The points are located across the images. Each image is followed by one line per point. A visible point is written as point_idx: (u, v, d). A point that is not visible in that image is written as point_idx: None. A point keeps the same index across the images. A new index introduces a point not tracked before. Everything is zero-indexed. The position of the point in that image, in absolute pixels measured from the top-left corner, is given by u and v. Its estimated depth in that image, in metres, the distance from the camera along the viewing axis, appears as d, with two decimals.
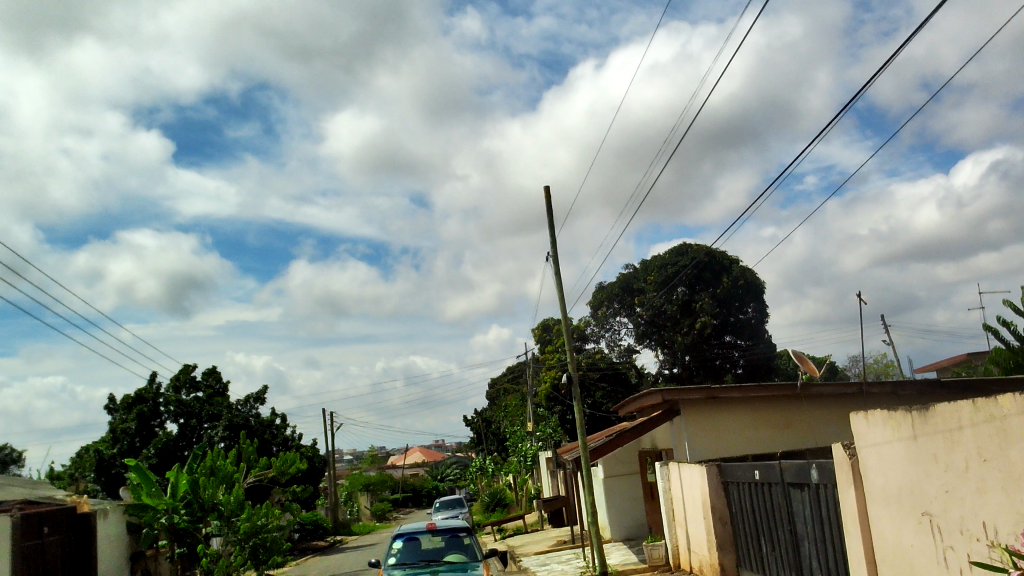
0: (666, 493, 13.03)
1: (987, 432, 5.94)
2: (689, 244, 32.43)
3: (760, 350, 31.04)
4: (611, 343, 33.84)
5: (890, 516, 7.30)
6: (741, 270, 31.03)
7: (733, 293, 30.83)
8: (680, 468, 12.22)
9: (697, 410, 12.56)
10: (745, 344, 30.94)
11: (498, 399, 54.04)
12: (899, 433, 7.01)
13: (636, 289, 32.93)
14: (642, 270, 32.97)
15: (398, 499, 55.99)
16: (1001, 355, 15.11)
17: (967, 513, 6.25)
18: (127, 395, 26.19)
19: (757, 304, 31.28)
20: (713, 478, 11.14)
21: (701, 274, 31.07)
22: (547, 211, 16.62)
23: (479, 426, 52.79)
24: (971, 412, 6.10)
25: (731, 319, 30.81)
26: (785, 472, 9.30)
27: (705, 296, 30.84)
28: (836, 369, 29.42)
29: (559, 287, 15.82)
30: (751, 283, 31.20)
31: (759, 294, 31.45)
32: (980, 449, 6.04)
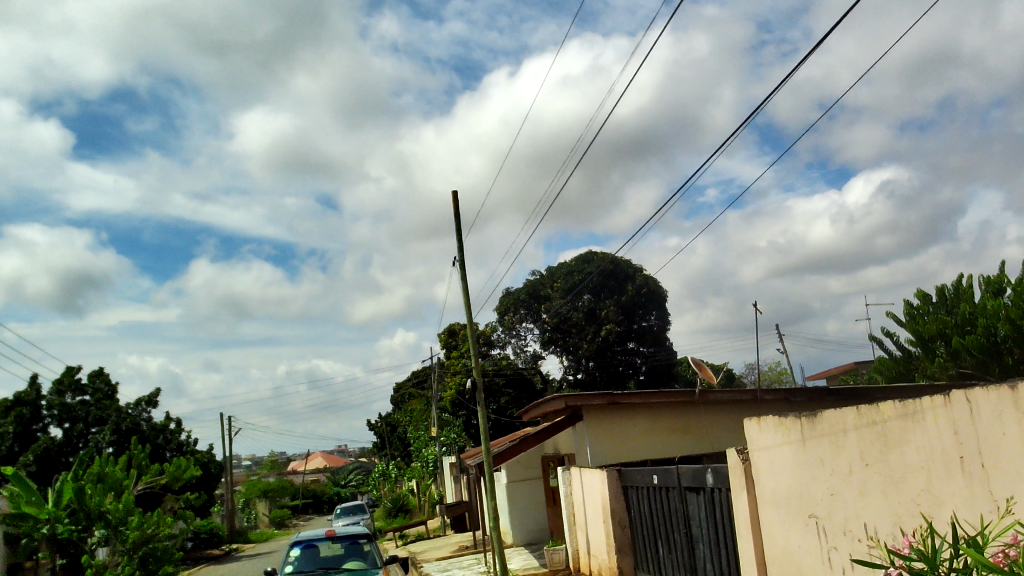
0: (567, 498, 13.15)
1: (870, 437, 6.22)
2: (596, 253, 33.15)
3: (662, 357, 31.80)
4: (517, 349, 34.00)
5: (778, 516, 7.55)
6: (645, 278, 31.93)
7: (636, 302, 31.69)
8: (582, 473, 12.36)
9: (599, 415, 12.75)
10: (648, 351, 31.72)
11: (403, 403, 53.70)
12: (789, 438, 7.28)
13: (542, 296, 33.15)
14: (549, 277, 33.32)
15: (298, 505, 54.83)
16: (885, 364, 15.87)
17: (851, 515, 6.52)
18: (3, 398, 24.78)
19: (659, 312, 32.27)
20: (613, 483, 11.31)
21: (606, 282, 31.70)
22: (455, 217, 16.59)
23: (383, 431, 52.44)
24: (855, 417, 6.39)
25: (634, 326, 31.65)
26: (681, 476, 9.52)
27: (610, 304, 31.45)
28: (732, 376, 30.39)
29: (466, 292, 15.79)
30: (653, 291, 32.13)
31: (661, 302, 32.36)
32: (863, 454, 6.31)
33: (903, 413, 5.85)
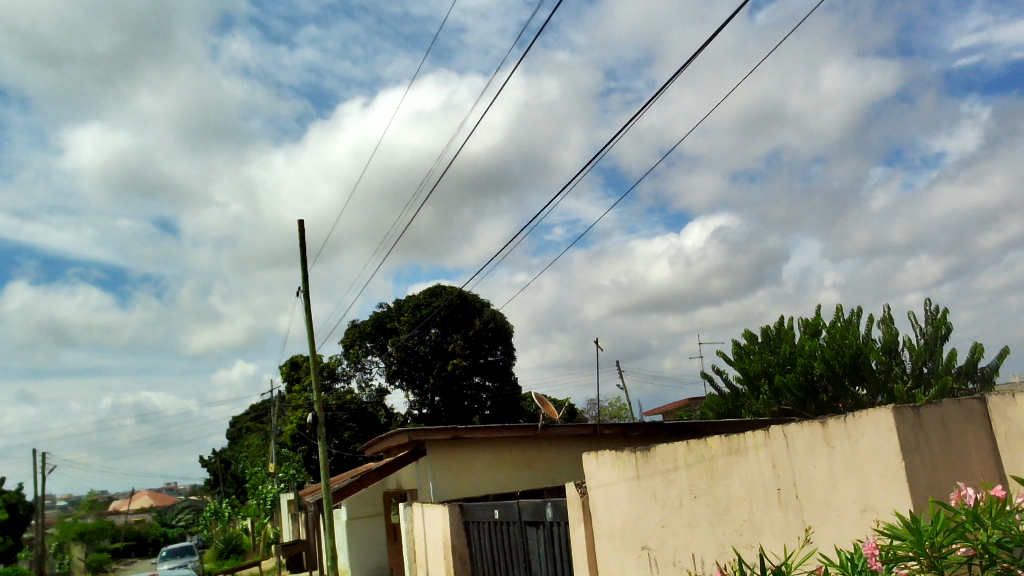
0: (408, 534, 12.93)
1: (699, 471, 6.51)
2: (444, 286, 33.29)
3: (506, 392, 32.19)
4: (362, 382, 33.39)
5: (613, 548, 7.73)
6: (492, 313, 32.48)
7: (483, 336, 32.02)
8: (423, 508, 12.22)
9: (442, 450, 12.69)
10: (493, 386, 32.04)
11: (239, 439, 51.51)
12: (624, 472, 7.51)
13: (389, 328, 32.77)
14: (396, 310, 33.06)
15: (118, 548, 51.12)
16: (714, 401, 16.71)
17: (680, 546, 6.77)
18: None
19: (505, 346, 32.72)
20: (454, 519, 11.24)
21: (453, 315, 31.85)
22: (300, 245, 16.22)
23: (216, 469, 50.02)
24: (685, 451, 6.68)
25: (480, 360, 31.90)
26: (522, 510, 9.58)
27: (457, 338, 31.58)
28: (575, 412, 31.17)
29: (308, 323, 15.40)
30: (500, 326, 32.65)
31: (507, 337, 32.91)
32: (693, 486, 6.59)
33: (729, 448, 6.17)
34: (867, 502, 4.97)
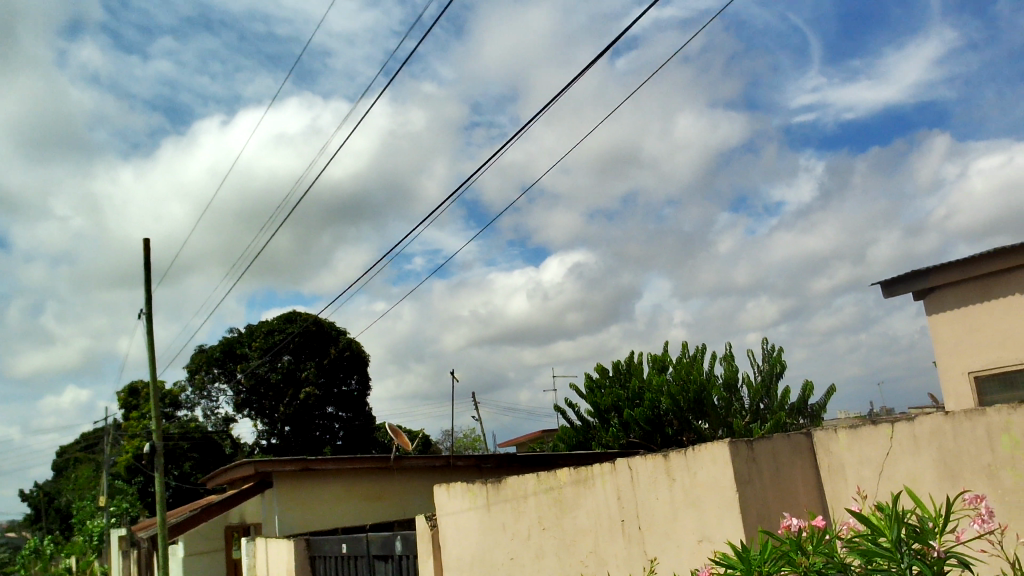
0: (250, 571, 12.37)
1: (548, 501, 6.59)
2: (299, 313, 32.50)
3: (360, 423, 31.59)
4: (207, 410, 31.90)
5: None
6: (348, 341, 31.92)
7: (338, 364, 31.38)
8: (267, 543, 11.74)
9: (290, 481, 12.27)
10: (346, 416, 31.36)
11: (66, 470, 47.97)
12: (475, 504, 7.49)
13: (238, 355, 31.51)
14: (248, 335, 31.91)
15: None
16: (566, 434, 17.01)
17: None
18: None
19: (360, 376, 32.17)
20: (300, 554, 10.84)
21: (308, 343, 31.09)
22: (145, 265, 15.40)
23: (39, 502, 46.34)
24: (535, 482, 6.75)
25: (333, 389, 31.18)
26: (370, 544, 9.35)
27: (311, 366, 30.78)
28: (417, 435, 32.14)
29: (150, 348, 14.59)
30: (356, 355, 32.09)
31: (362, 366, 32.36)
32: (541, 518, 6.66)
33: (577, 479, 6.29)
34: (704, 533, 5.17)
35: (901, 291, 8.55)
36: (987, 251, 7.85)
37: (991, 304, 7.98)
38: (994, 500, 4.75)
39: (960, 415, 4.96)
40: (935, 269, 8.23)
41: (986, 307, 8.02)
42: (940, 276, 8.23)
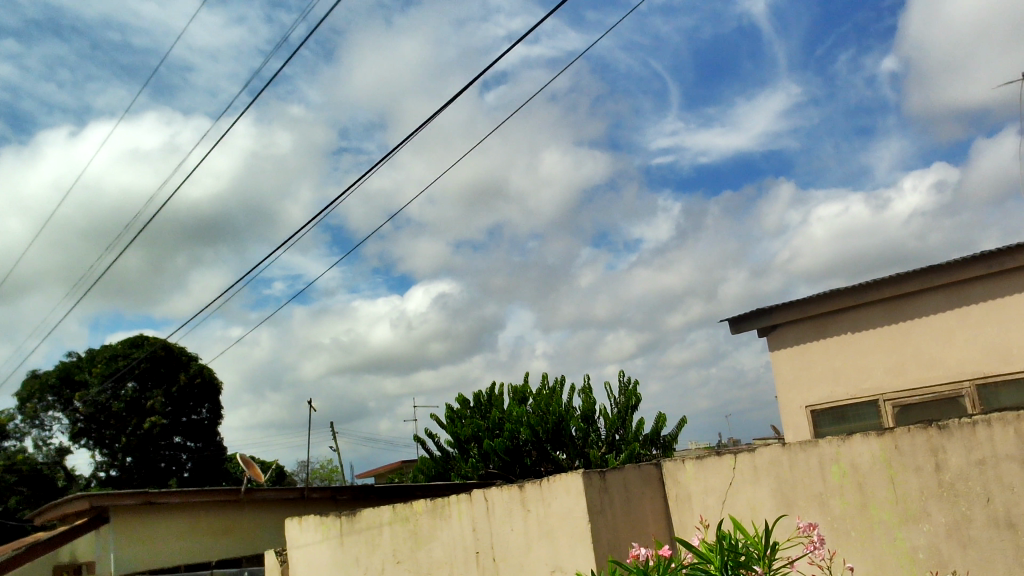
0: None
1: (403, 533, 6.48)
2: (146, 337, 30.91)
3: (209, 453, 30.18)
4: (38, 441, 29.63)
5: None
6: (199, 368, 30.58)
7: (187, 392, 29.98)
8: None
9: (130, 516, 11.53)
10: (194, 446, 29.88)
11: None
12: (328, 537, 7.27)
13: (77, 381, 29.54)
14: (88, 360, 30.01)
15: None
16: (425, 464, 16.81)
17: None
18: None
19: (212, 404, 30.81)
20: None
21: (155, 369, 29.59)
22: None
23: None
24: (391, 514, 6.63)
25: (181, 418, 29.70)
26: None
27: (157, 393, 29.25)
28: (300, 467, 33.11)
29: None
30: (207, 382, 30.74)
31: (214, 394, 31.01)
32: (395, 551, 6.53)
33: (433, 510, 6.22)
34: (556, 563, 5.21)
35: (747, 328, 8.98)
36: (823, 293, 8.39)
37: (826, 342, 8.53)
38: (825, 528, 5.03)
39: (797, 447, 5.23)
40: (777, 308, 8.70)
41: (822, 344, 8.56)
42: (781, 314, 8.72)
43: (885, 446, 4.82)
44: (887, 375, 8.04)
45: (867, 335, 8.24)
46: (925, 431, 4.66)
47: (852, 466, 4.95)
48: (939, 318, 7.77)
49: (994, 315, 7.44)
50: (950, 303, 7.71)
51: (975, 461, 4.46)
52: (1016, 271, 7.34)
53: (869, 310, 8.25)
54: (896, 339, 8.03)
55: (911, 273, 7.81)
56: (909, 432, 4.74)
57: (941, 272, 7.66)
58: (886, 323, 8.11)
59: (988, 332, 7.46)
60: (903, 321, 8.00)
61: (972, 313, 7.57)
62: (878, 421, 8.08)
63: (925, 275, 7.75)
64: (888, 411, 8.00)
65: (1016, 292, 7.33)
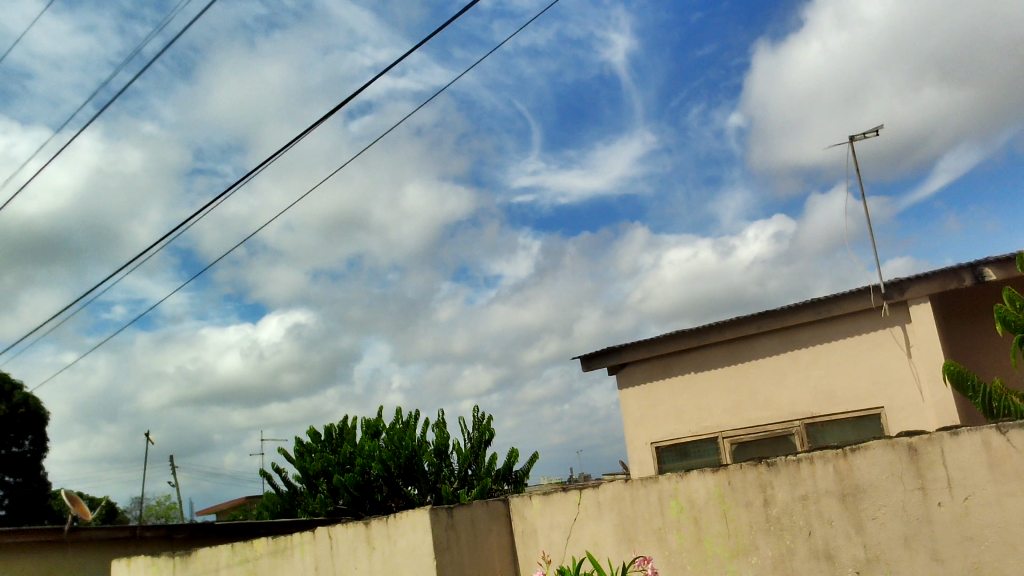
0: None
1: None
2: None
3: (30, 489, 27.86)
4: None
5: None
6: (24, 397, 28.20)
7: (9, 423, 27.58)
8: None
9: None
10: (14, 482, 27.51)
11: None
12: None
13: None
14: None
15: None
16: (271, 501, 16.17)
17: None
18: None
19: (37, 436, 28.46)
20: None
21: None
22: None
23: None
24: (229, 554, 6.34)
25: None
26: None
27: None
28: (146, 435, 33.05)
29: None
30: (32, 413, 28.31)
31: (40, 425, 28.65)
32: None
33: (274, 549, 5.98)
34: None
35: (597, 365, 9.22)
36: (668, 333, 8.72)
37: (671, 381, 8.88)
38: (662, 562, 5.19)
39: (637, 482, 5.38)
40: (625, 347, 8.97)
41: (667, 382, 8.90)
42: (629, 353, 9.00)
43: (719, 481, 5.03)
44: (725, 413, 8.45)
45: (708, 375, 8.64)
46: (755, 468, 4.90)
47: (689, 501, 5.14)
48: (773, 360, 8.25)
49: (821, 359, 7.98)
50: (783, 346, 8.20)
51: (799, 496, 4.73)
52: (840, 317, 7.89)
53: (710, 351, 8.65)
54: (734, 379, 8.46)
55: (748, 317, 8.25)
56: (741, 468, 4.97)
57: (775, 317, 8.13)
58: (725, 363, 8.54)
59: (816, 374, 7.98)
60: (741, 362, 8.45)
61: (801, 356, 8.08)
62: (716, 457, 8.47)
63: (761, 319, 8.21)
64: (726, 448, 8.40)
65: (840, 337, 7.89)
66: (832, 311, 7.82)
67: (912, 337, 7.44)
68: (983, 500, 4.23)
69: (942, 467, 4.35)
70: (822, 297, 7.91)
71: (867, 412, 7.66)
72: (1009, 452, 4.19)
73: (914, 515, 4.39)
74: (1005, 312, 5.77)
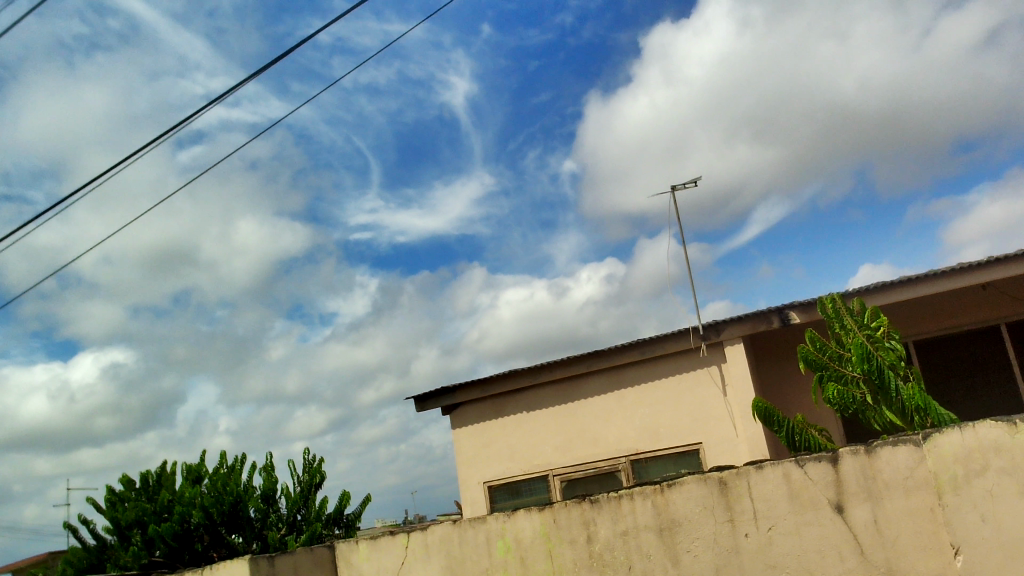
0: None
1: None
2: None
3: None
4: None
5: None
6: None
7: None
8: None
9: None
10: None
11: None
12: None
13: None
14: None
15: None
16: (75, 555, 14.86)
17: None
18: None
19: None
20: None
21: None
22: None
23: None
24: None
25: None
26: None
27: None
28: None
29: None
30: None
31: None
32: None
33: None
34: None
35: (431, 405, 9.17)
36: (501, 373, 8.81)
37: (504, 421, 8.96)
38: None
39: (466, 523, 5.36)
40: (459, 387, 8.98)
41: (499, 422, 8.98)
42: (463, 393, 9.00)
43: (545, 520, 5.11)
44: (556, 451, 8.61)
45: (539, 414, 8.79)
46: (579, 505, 5.01)
47: (516, 540, 5.17)
48: (601, 399, 8.51)
49: (646, 398, 8.31)
50: (610, 385, 8.48)
51: (619, 532, 4.87)
52: (663, 358, 8.27)
53: (542, 390, 8.81)
54: (564, 418, 8.66)
55: (578, 357, 8.48)
56: (565, 506, 5.06)
57: (603, 357, 8.40)
58: (555, 402, 8.72)
59: (641, 412, 8.31)
60: (571, 401, 8.66)
61: (628, 395, 8.39)
62: (546, 495, 8.59)
63: (589, 359, 8.46)
64: (556, 486, 8.55)
65: (662, 377, 8.26)
66: (655, 351, 8.18)
67: (727, 376, 7.90)
68: (784, 530, 4.52)
69: (749, 499, 4.62)
70: (647, 338, 8.26)
71: (686, 448, 8.04)
72: (806, 483, 4.52)
73: (724, 547, 4.61)
74: (808, 351, 6.22)
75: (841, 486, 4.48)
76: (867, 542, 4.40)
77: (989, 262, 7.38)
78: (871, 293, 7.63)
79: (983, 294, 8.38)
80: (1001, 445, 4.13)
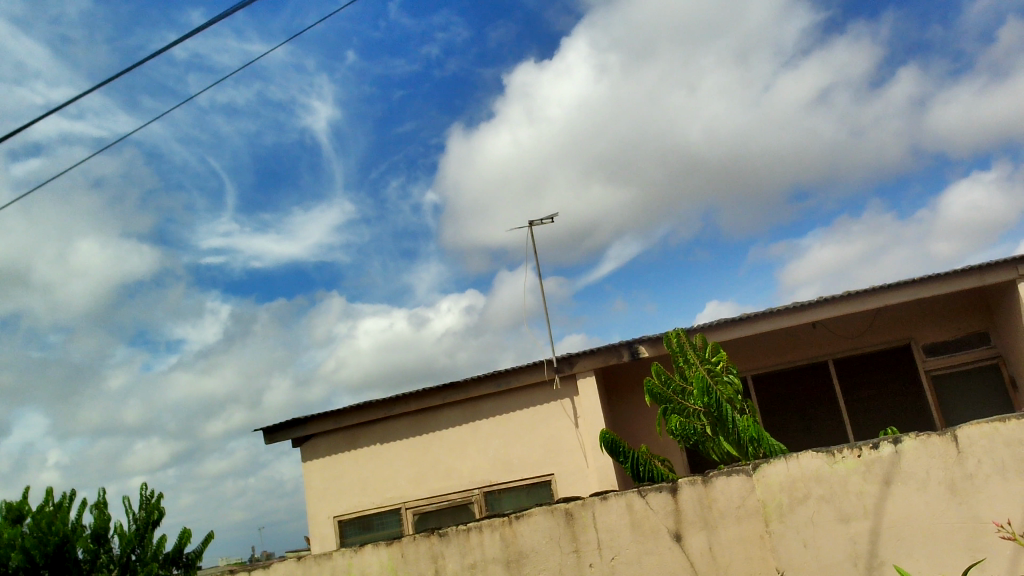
0: None
1: None
2: None
3: None
4: None
5: None
6: None
7: None
8: None
9: None
10: None
11: None
12: None
13: None
14: None
15: None
16: None
17: None
18: None
19: None
20: None
21: None
22: None
23: None
24: None
25: None
26: None
27: None
28: None
29: None
30: None
31: None
32: None
33: None
34: None
35: (280, 438, 8.86)
36: (355, 405, 8.63)
37: (356, 453, 8.77)
38: None
39: (311, 560, 5.20)
40: (310, 419, 8.73)
41: (352, 454, 8.79)
42: (315, 425, 8.76)
43: (393, 555, 5.02)
44: (408, 484, 8.51)
45: (393, 446, 8.67)
46: (428, 539, 4.96)
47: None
48: (456, 430, 8.50)
49: (499, 429, 8.37)
50: (465, 417, 8.48)
51: (467, 565, 4.85)
52: (517, 390, 8.36)
53: (396, 422, 8.71)
54: (417, 449, 8.58)
55: (433, 390, 8.44)
56: (414, 541, 4.99)
57: (458, 390, 8.39)
58: (409, 435, 8.63)
59: (494, 444, 8.35)
60: (425, 433, 8.59)
61: (482, 427, 8.42)
62: (397, 529, 8.45)
63: (444, 391, 8.43)
64: (408, 519, 8.43)
65: (516, 409, 8.35)
66: (510, 383, 8.25)
67: (579, 408, 8.07)
68: (626, 560, 4.64)
69: (593, 530, 4.72)
70: (502, 370, 8.34)
71: (538, 479, 8.13)
72: (648, 513, 4.67)
73: None
74: (653, 386, 6.48)
75: (679, 516, 4.65)
76: (702, 568, 4.58)
77: (819, 302, 7.92)
78: (714, 329, 8.02)
79: (812, 331, 9.00)
80: (821, 475, 4.51)
